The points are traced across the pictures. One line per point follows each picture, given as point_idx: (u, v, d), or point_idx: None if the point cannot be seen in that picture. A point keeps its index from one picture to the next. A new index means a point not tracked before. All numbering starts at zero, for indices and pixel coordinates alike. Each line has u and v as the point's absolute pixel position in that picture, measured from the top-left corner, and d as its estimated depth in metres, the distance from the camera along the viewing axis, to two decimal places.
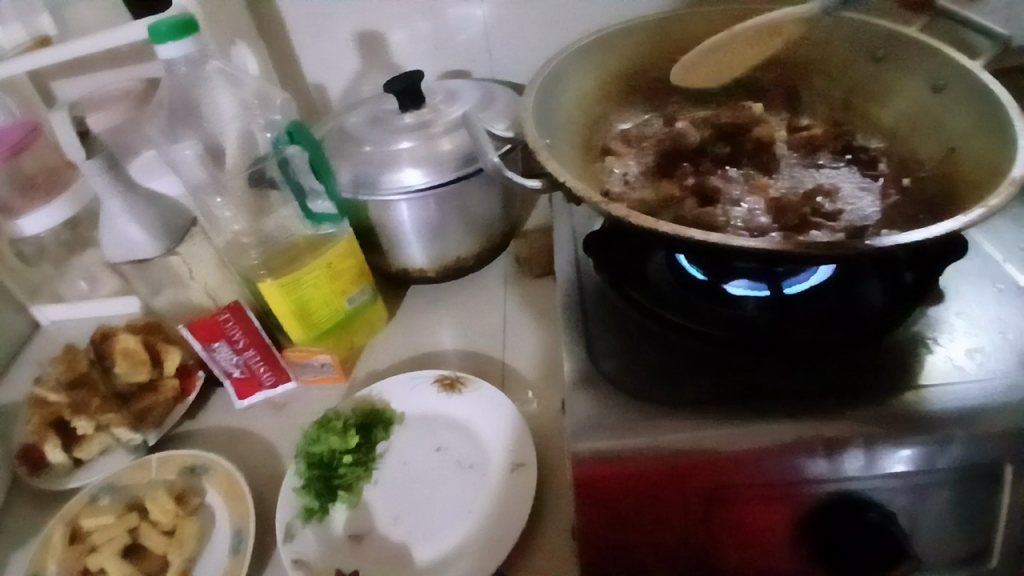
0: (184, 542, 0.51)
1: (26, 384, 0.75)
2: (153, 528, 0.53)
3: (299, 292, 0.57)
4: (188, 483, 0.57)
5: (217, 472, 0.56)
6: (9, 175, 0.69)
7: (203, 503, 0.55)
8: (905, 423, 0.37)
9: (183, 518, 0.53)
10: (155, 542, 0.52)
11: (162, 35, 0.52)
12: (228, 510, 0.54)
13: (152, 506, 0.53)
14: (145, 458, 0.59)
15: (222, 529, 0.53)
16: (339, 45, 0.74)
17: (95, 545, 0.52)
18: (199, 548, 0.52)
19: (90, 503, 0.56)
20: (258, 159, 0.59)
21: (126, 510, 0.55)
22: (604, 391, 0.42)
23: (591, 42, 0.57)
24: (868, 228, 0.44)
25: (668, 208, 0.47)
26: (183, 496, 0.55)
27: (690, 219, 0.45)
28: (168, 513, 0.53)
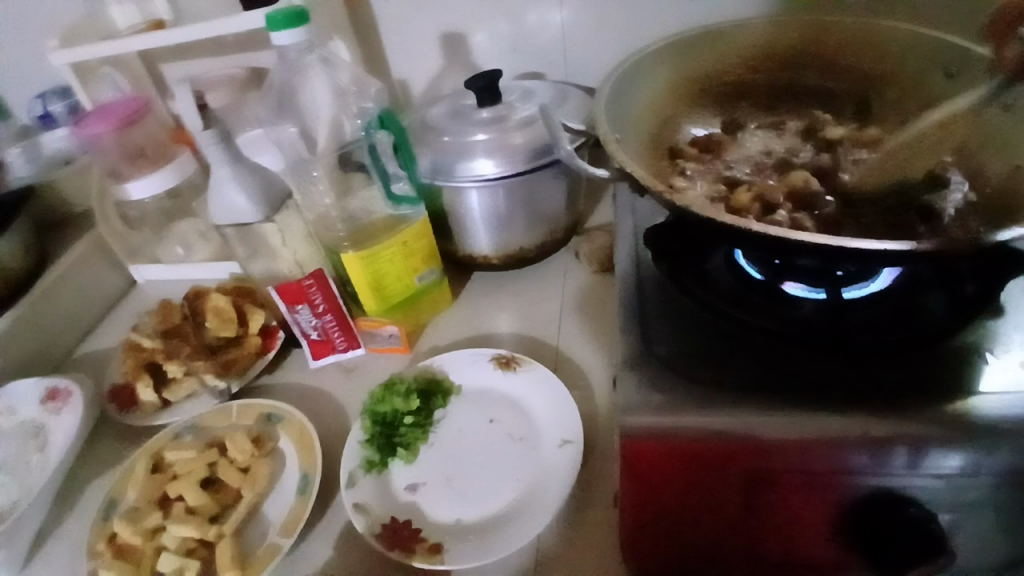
0: (257, 480, 0.57)
1: (121, 332, 0.83)
2: (229, 465, 0.59)
3: (376, 265, 0.63)
4: (264, 429, 0.62)
5: (291, 422, 0.62)
6: (122, 146, 0.78)
7: (275, 449, 0.61)
8: (953, 427, 0.38)
9: (257, 459, 0.59)
10: (231, 478, 0.57)
11: (277, 23, 0.58)
12: (297, 456, 0.59)
13: (230, 445, 0.59)
14: (226, 404, 0.66)
15: (290, 471, 0.59)
16: (425, 43, 0.80)
17: (178, 474, 0.59)
18: (269, 487, 0.58)
19: (173, 440, 0.63)
20: (346, 145, 0.66)
21: (206, 447, 0.62)
22: (656, 373, 0.44)
23: (669, 46, 0.61)
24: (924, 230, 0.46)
25: (723, 202, 0.50)
26: (259, 439, 0.61)
27: (741, 211, 0.48)
28: (244, 452, 0.59)
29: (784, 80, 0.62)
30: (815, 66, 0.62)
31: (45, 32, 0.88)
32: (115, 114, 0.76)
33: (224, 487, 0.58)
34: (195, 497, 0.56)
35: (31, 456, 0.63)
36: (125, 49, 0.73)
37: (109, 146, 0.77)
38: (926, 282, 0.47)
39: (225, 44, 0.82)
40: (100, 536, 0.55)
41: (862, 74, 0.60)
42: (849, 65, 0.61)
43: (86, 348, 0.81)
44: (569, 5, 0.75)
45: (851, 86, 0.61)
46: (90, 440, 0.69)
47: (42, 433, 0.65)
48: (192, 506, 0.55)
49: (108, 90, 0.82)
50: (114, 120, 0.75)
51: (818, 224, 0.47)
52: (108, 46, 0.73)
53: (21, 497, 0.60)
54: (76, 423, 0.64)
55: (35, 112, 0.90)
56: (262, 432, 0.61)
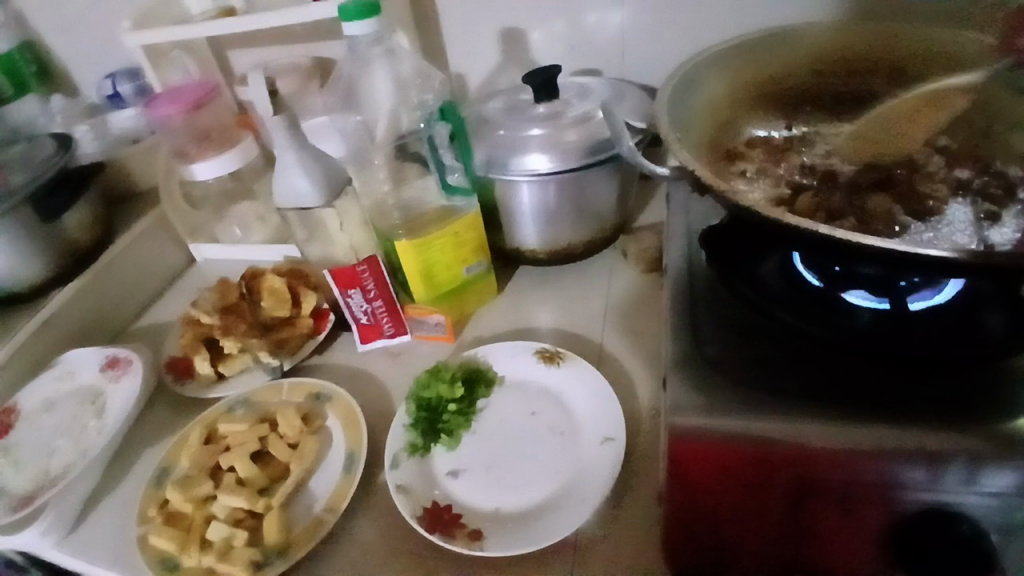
0: (304, 456, 0.59)
1: (179, 307, 0.87)
2: (279, 440, 0.61)
3: (428, 254, 0.64)
4: (312, 407, 0.65)
5: (338, 402, 0.64)
6: (191, 129, 0.82)
7: (322, 427, 0.63)
8: (1014, 447, 0.37)
9: (305, 435, 0.61)
10: (281, 453, 0.60)
11: (350, 14, 0.60)
12: (344, 436, 0.61)
13: (281, 420, 0.62)
14: (278, 381, 0.68)
15: (337, 449, 0.61)
16: (484, 38, 0.81)
17: (230, 446, 0.61)
18: (316, 464, 0.60)
19: (226, 413, 0.66)
20: (402, 136, 0.68)
21: (257, 421, 0.64)
22: (704, 374, 0.44)
23: (731, 49, 0.60)
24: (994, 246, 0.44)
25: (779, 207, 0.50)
26: (308, 416, 0.63)
27: (802, 216, 0.48)
28: (294, 429, 0.61)
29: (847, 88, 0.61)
30: (882, 73, 0.60)
31: (123, 17, 0.92)
32: (185, 97, 0.80)
33: (273, 461, 0.60)
34: (246, 469, 0.58)
35: (89, 421, 0.67)
36: (199, 33, 0.76)
37: (177, 127, 0.81)
38: (994, 297, 0.45)
39: (291, 33, 0.84)
40: (155, 500, 0.59)
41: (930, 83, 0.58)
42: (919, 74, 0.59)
43: (145, 320, 0.86)
44: (631, 3, 0.74)
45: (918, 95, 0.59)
46: (147, 407, 0.72)
47: (99, 399, 0.69)
48: (243, 477, 0.58)
49: (179, 74, 0.86)
50: (183, 104, 0.79)
51: (881, 231, 0.46)
52: (184, 32, 0.77)
53: (77, 458, 0.64)
54: (134, 391, 0.68)
55: (105, 92, 0.95)
56: (312, 409, 0.64)
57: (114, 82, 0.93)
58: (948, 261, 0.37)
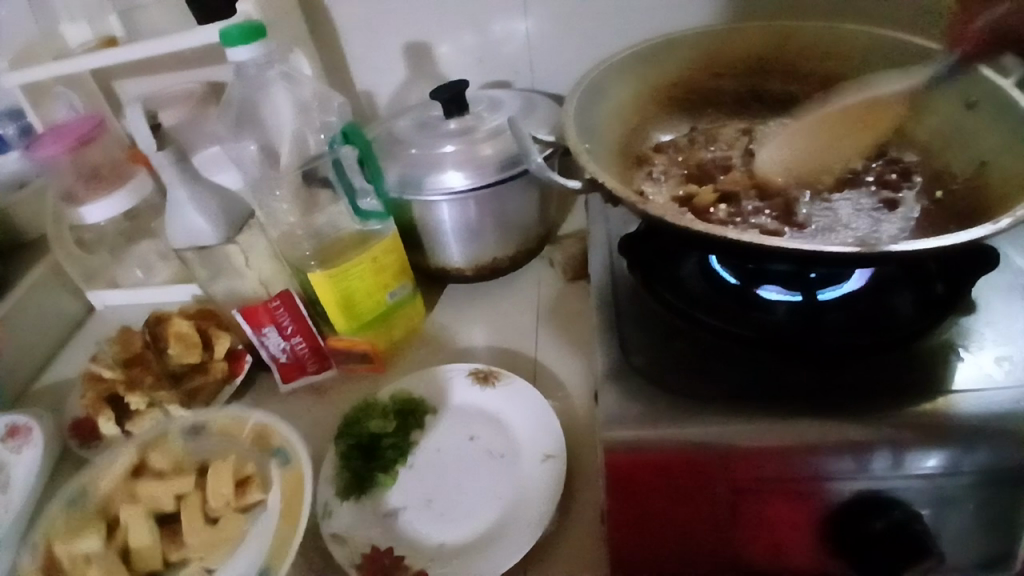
0: (220, 543, 0.51)
1: (81, 361, 0.79)
2: (198, 507, 0.53)
3: (346, 284, 0.61)
4: (263, 466, 0.55)
5: (285, 474, 0.54)
6: (76, 166, 0.74)
7: (260, 501, 0.53)
8: (931, 428, 0.38)
9: (232, 514, 0.52)
10: (196, 527, 0.52)
11: (234, 39, 0.56)
12: (278, 522, 0.51)
13: (211, 483, 0.53)
14: (242, 417, 0.59)
15: (267, 538, 0.50)
16: (390, 55, 0.78)
17: (149, 490, 0.54)
18: (230, 545, 0.51)
19: (170, 448, 0.58)
20: (309, 159, 0.63)
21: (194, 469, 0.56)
22: (635, 385, 0.43)
23: (632, 55, 0.60)
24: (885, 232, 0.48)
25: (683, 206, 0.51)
26: (248, 480, 0.54)
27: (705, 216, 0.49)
28: (221, 499, 0.53)
29: (748, 87, 0.63)
30: (776, 70, 0.62)
31: None
32: (68, 135, 0.72)
33: (182, 535, 0.52)
34: (137, 536, 0.51)
35: None
36: (80, 66, 0.70)
37: (64, 167, 0.74)
38: (899, 282, 0.47)
39: (183, 59, 0.79)
40: None
41: (823, 79, 0.60)
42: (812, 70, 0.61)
43: (44, 380, 0.77)
44: (534, 14, 0.74)
45: (814, 91, 0.61)
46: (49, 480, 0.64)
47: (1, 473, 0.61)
48: (135, 545, 0.51)
49: (63, 109, 0.79)
50: (66, 141, 0.72)
51: (782, 225, 0.48)
52: (59, 65, 0.70)
53: None
54: (37, 463, 0.60)
55: None
56: (255, 475, 0.54)
57: None
58: (853, 254, 0.37)
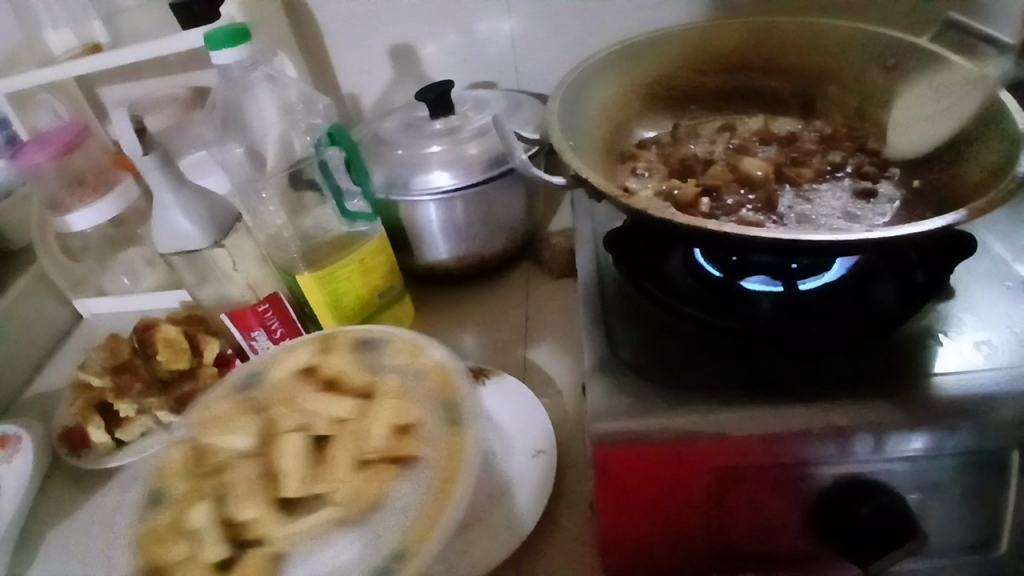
0: (340, 502, 0.42)
1: (68, 370, 0.78)
2: (349, 448, 0.44)
3: (334, 286, 0.61)
4: (431, 410, 0.46)
5: (450, 438, 0.44)
6: (61, 173, 0.73)
7: (413, 459, 0.43)
8: (913, 411, 0.39)
9: (382, 465, 0.43)
10: (341, 463, 0.43)
11: (219, 42, 0.56)
12: (429, 496, 0.42)
13: (374, 416, 0.45)
14: (428, 351, 0.51)
15: (409, 514, 0.41)
16: (375, 57, 0.78)
17: (304, 404, 0.48)
18: (333, 530, 0.41)
19: (354, 359, 0.51)
20: (296, 162, 0.63)
21: (357, 393, 0.48)
22: (623, 377, 0.44)
23: (614, 54, 0.61)
24: (871, 222, 0.49)
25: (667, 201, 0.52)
26: (410, 428, 0.45)
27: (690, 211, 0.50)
28: (376, 442, 0.44)
29: (729, 82, 0.64)
30: (757, 66, 0.63)
31: None
32: (53, 142, 0.72)
33: (330, 466, 0.43)
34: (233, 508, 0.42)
35: None
36: (63, 72, 0.69)
37: (48, 175, 0.73)
38: (879, 271, 0.48)
39: (167, 64, 0.79)
40: None
41: (803, 73, 0.61)
42: (791, 65, 0.62)
43: (32, 389, 0.76)
44: (518, 13, 0.75)
45: (794, 86, 0.62)
46: (39, 489, 0.64)
47: None
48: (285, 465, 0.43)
49: (46, 117, 0.78)
50: (53, 149, 0.71)
51: (762, 219, 0.49)
52: (42, 72, 0.69)
53: None
54: (27, 471, 0.60)
55: None
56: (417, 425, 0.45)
57: None
58: (832, 243, 0.38)
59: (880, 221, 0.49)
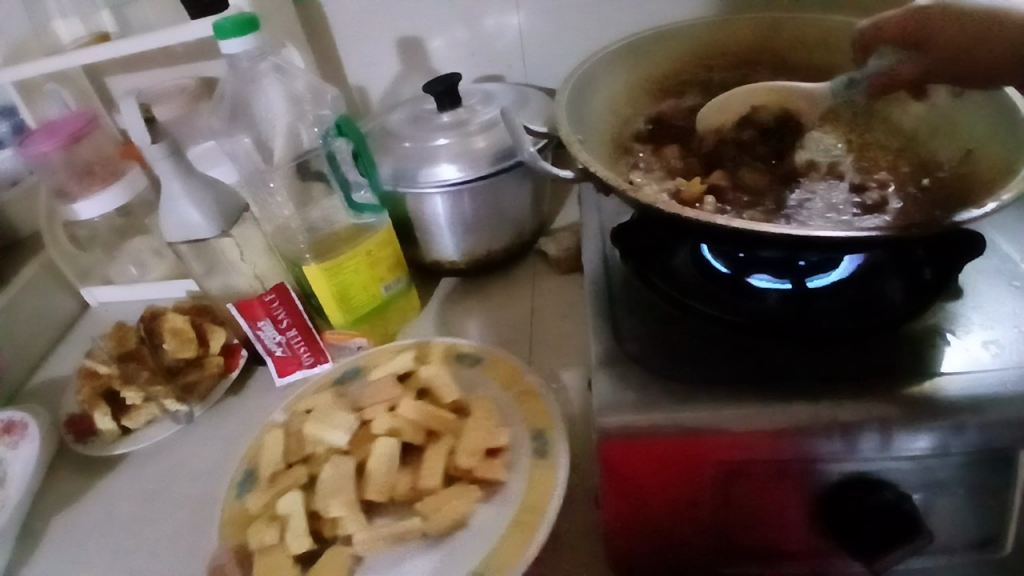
0: (434, 518, 0.48)
1: (75, 358, 0.78)
2: (443, 458, 0.51)
3: (341, 277, 0.61)
4: (523, 441, 0.52)
5: (539, 471, 0.49)
6: (67, 163, 0.73)
7: (499, 484, 0.49)
8: (919, 409, 0.39)
9: (467, 486, 0.49)
10: (436, 472, 0.50)
11: (227, 31, 0.56)
12: (510, 524, 0.47)
13: (468, 436, 0.52)
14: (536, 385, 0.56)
15: (490, 539, 0.46)
16: (382, 49, 0.78)
17: (400, 415, 0.54)
18: (423, 544, 0.47)
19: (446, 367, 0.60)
20: (303, 153, 0.64)
21: (452, 404, 0.56)
22: (628, 371, 0.44)
23: (622, 50, 0.61)
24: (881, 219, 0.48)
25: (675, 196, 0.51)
26: (499, 453, 0.51)
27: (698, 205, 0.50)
28: (469, 458, 0.51)
29: (738, 79, 0.63)
30: (766, 64, 0.63)
31: None
32: (62, 131, 0.72)
33: (421, 473, 0.51)
34: (326, 505, 0.49)
35: None
36: (72, 62, 0.69)
37: (56, 164, 0.73)
38: (887, 269, 0.48)
39: (175, 55, 0.79)
40: None
41: (812, 70, 0.61)
42: (799, 63, 0.62)
43: (39, 378, 0.76)
44: (526, 7, 0.74)
45: (803, 83, 0.62)
46: (45, 477, 0.64)
47: None
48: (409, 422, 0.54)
49: (55, 107, 0.79)
50: (59, 138, 0.71)
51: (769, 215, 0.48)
52: (51, 61, 0.69)
53: None
54: (31, 458, 0.60)
55: None
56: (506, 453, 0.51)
57: None
58: (841, 240, 0.38)
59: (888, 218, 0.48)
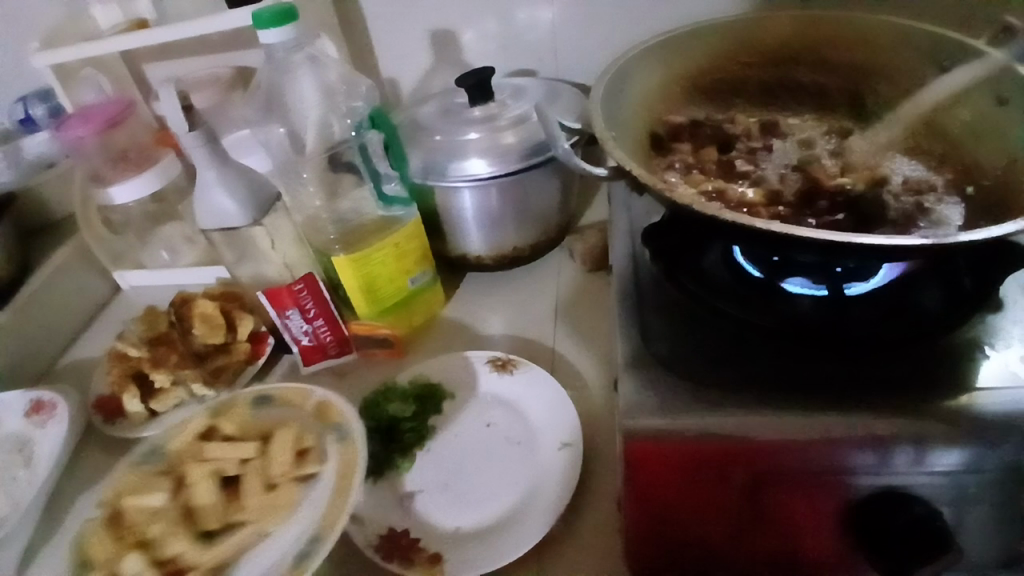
0: (280, 508, 0.46)
1: (106, 340, 0.80)
2: (260, 474, 0.48)
3: (368, 268, 0.62)
4: (319, 438, 0.51)
5: (342, 451, 0.49)
6: (105, 148, 0.75)
7: (317, 472, 0.48)
8: (955, 424, 0.38)
9: (290, 481, 0.48)
10: (253, 492, 0.47)
11: (264, 22, 0.56)
12: (332, 495, 0.46)
13: (274, 450, 0.49)
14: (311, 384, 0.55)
15: (316, 510, 0.45)
16: (415, 42, 0.78)
17: (208, 454, 0.50)
18: (255, 537, 0.45)
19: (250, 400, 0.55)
20: (333, 145, 0.64)
21: (250, 430, 0.53)
22: (656, 374, 0.44)
23: (659, 43, 0.59)
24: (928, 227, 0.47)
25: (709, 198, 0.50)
26: (307, 453, 0.50)
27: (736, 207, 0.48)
28: (279, 466, 0.48)
29: (775, 76, 0.62)
30: (805, 60, 0.61)
31: (25, 34, 0.85)
32: (99, 116, 0.73)
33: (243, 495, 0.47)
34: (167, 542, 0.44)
35: (19, 470, 0.60)
36: (111, 48, 0.71)
37: (91, 149, 0.75)
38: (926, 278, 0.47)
39: (210, 43, 0.80)
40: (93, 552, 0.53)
41: (851, 67, 0.60)
42: (839, 60, 0.60)
43: (72, 358, 0.78)
44: (560, 1, 0.74)
45: (842, 81, 0.60)
46: (76, 455, 0.66)
47: (27, 448, 0.62)
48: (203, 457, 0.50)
49: (90, 92, 0.80)
50: (95, 123, 0.73)
51: (806, 218, 0.47)
52: (94, 46, 0.71)
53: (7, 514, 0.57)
54: (61, 437, 0.62)
55: (15, 117, 0.87)
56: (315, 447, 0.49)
57: (25, 106, 0.85)
58: (882, 248, 0.37)
59: (933, 226, 0.47)
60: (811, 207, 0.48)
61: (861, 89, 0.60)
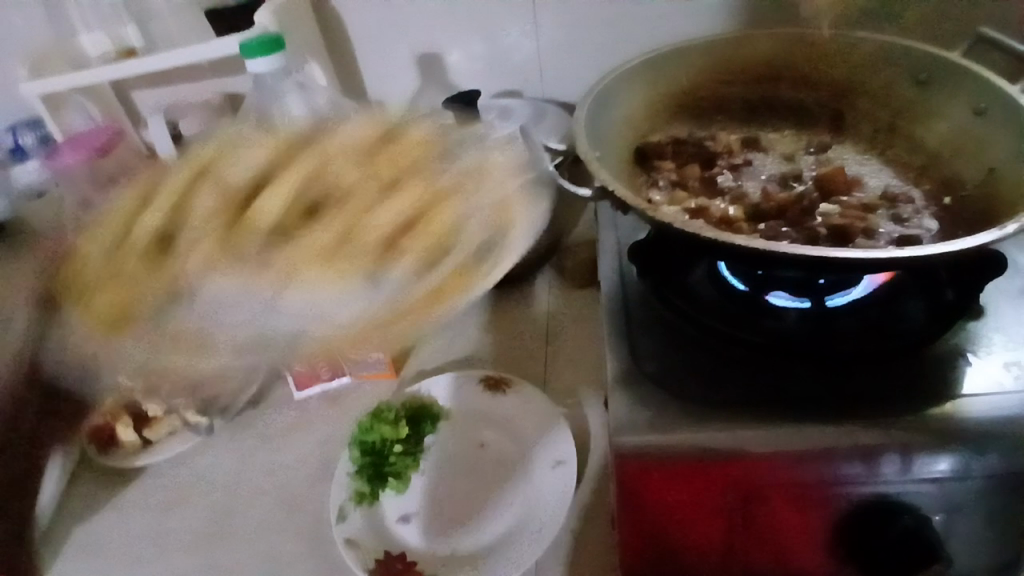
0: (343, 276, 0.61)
1: None
2: (356, 215, 0.63)
3: (360, 290, 0.61)
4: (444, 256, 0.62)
5: (455, 275, 0.63)
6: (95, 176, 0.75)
7: (398, 258, 0.61)
8: (941, 432, 0.38)
9: (383, 257, 0.62)
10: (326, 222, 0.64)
11: (254, 51, 0.61)
12: (429, 291, 0.60)
13: (402, 200, 0.64)
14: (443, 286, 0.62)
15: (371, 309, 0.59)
16: (401, 64, 0.79)
17: (334, 182, 0.66)
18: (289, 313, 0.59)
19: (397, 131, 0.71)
20: (323, 171, 0.67)
21: (386, 181, 0.66)
22: (645, 390, 0.44)
23: (642, 63, 0.59)
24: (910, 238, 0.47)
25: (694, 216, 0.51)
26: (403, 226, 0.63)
27: (721, 225, 0.49)
28: (384, 220, 0.63)
29: (757, 93, 0.63)
30: (786, 79, 0.62)
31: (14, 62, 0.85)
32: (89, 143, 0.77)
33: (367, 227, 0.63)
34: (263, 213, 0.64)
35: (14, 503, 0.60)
36: (101, 77, 0.71)
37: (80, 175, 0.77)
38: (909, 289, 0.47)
39: (199, 69, 0.81)
40: None
41: (832, 83, 0.61)
42: (820, 76, 0.61)
43: None
44: (544, 21, 0.75)
45: (822, 97, 0.62)
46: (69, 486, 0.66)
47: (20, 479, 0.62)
48: (253, 213, 0.63)
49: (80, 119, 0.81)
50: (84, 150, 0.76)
51: (787, 232, 0.48)
52: (84, 75, 0.72)
53: None
54: None
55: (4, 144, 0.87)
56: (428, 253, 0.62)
57: (15, 134, 0.86)
58: (863, 261, 0.38)
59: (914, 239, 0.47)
60: (795, 223, 0.48)
61: (842, 104, 0.61)
